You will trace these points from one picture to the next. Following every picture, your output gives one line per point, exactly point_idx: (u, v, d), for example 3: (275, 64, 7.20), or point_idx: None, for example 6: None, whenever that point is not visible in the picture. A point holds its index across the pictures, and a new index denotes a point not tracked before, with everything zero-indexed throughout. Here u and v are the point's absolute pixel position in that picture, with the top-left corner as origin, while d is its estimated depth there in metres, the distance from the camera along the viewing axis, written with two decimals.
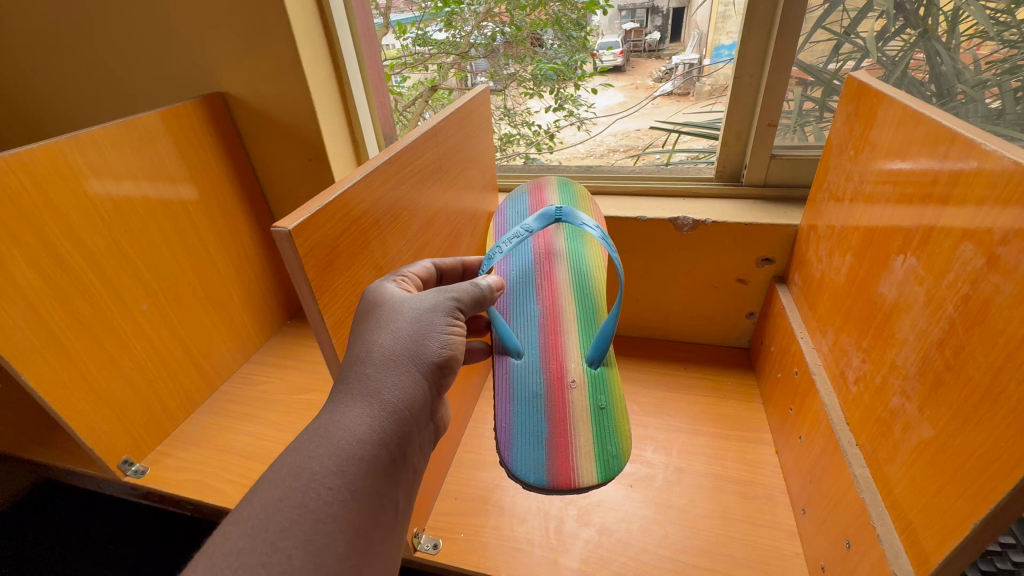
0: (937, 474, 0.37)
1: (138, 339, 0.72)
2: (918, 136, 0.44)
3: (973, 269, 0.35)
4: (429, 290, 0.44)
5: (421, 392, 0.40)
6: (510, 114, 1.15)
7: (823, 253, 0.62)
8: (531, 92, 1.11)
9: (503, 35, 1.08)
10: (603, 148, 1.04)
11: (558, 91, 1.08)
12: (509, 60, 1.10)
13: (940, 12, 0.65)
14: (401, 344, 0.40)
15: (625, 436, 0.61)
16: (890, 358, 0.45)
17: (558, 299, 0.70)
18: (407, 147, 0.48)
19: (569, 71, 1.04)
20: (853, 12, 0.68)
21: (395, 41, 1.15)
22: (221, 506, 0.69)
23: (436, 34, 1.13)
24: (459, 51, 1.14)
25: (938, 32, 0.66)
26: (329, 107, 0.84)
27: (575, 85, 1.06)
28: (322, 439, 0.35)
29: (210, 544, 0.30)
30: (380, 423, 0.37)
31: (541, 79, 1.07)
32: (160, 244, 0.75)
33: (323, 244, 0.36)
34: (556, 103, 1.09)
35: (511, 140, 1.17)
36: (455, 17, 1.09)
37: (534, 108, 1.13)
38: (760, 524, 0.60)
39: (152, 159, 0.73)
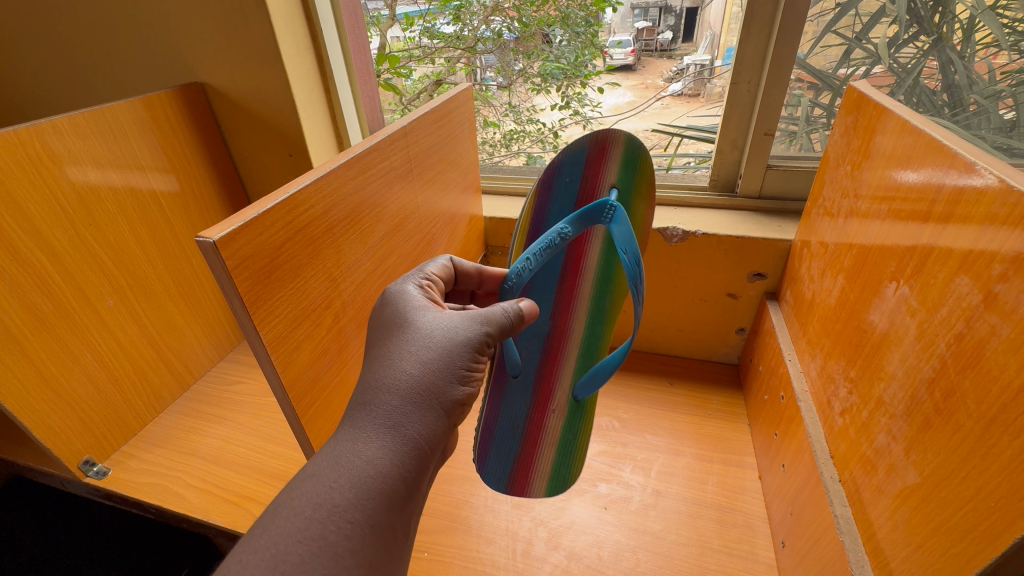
0: (919, 528, 0.34)
1: (103, 337, 0.70)
2: (918, 153, 0.41)
3: (968, 306, 0.32)
4: (458, 316, 0.41)
5: (443, 425, 0.38)
6: (516, 110, 1.12)
7: (815, 272, 0.59)
8: (538, 88, 1.08)
9: (511, 30, 1.05)
10: None
11: (564, 90, 1.05)
12: (518, 55, 1.07)
13: (955, 20, 0.61)
14: (425, 375, 0.37)
15: (578, 461, 0.64)
16: (877, 393, 0.42)
17: (570, 322, 0.62)
18: (370, 148, 0.45)
19: (576, 70, 1.02)
20: (866, 17, 0.64)
21: (401, 34, 1.11)
22: (180, 513, 0.67)
23: (443, 27, 1.08)
24: (465, 45, 1.08)
25: (953, 40, 0.62)
26: (311, 100, 0.81)
27: (581, 83, 1.03)
28: (342, 467, 0.33)
29: (226, 571, 0.28)
30: (401, 455, 0.35)
31: (547, 77, 1.05)
32: (129, 239, 0.73)
33: (260, 255, 0.33)
34: (562, 101, 1.06)
35: (516, 136, 1.13)
36: (463, 11, 1.04)
37: (540, 105, 1.10)
38: (736, 555, 0.57)
39: (123, 149, 0.71)
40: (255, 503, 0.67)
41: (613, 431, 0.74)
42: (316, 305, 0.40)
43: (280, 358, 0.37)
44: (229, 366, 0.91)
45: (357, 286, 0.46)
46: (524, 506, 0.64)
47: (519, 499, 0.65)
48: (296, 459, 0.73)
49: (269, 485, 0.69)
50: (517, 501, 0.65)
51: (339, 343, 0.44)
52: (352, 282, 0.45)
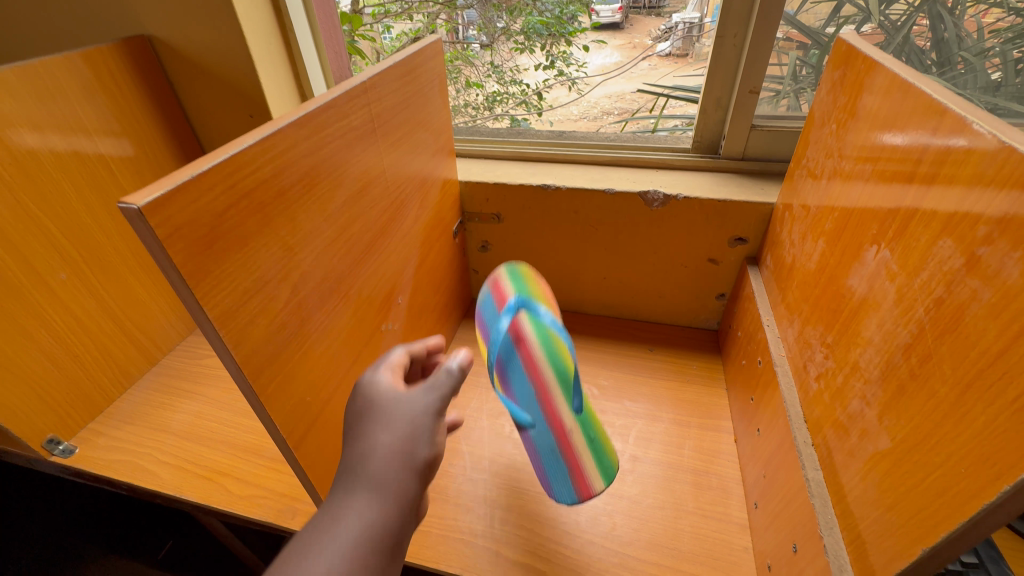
0: (891, 492, 0.34)
1: (57, 312, 0.66)
2: (906, 111, 0.38)
3: (950, 269, 0.31)
4: (413, 387, 0.39)
5: (417, 497, 0.36)
6: (499, 71, 1.07)
7: (796, 236, 0.57)
8: (521, 47, 1.04)
9: None
10: (597, 111, 0.98)
11: (549, 48, 1.02)
12: (500, 11, 1.01)
13: None
14: (394, 455, 0.36)
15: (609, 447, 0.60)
16: (853, 358, 0.41)
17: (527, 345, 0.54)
18: (325, 105, 0.41)
19: (561, 25, 0.99)
20: None
21: None
22: (152, 490, 0.65)
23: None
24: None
25: None
26: (270, 56, 0.75)
27: (566, 42, 1.01)
28: (316, 556, 0.31)
29: None
30: (378, 527, 0.33)
31: (531, 34, 1.01)
32: (79, 209, 0.68)
33: (199, 222, 0.30)
34: (546, 60, 1.03)
35: (499, 98, 1.09)
36: None
37: (524, 66, 1.06)
38: (710, 516, 0.58)
39: (62, 109, 0.65)
40: (229, 478, 0.65)
41: (591, 398, 0.73)
42: (270, 277, 0.37)
43: (231, 333, 0.34)
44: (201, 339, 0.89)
45: (318, 256, 0.43)
46: (502, 474, 0.64)
47: (497, 467, 0.65)
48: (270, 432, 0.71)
49: (242, 459, 0.67)
50: (495, 469, 0.64)
51: (299, 317, 0.41)
52: (311, 252, 0.42)
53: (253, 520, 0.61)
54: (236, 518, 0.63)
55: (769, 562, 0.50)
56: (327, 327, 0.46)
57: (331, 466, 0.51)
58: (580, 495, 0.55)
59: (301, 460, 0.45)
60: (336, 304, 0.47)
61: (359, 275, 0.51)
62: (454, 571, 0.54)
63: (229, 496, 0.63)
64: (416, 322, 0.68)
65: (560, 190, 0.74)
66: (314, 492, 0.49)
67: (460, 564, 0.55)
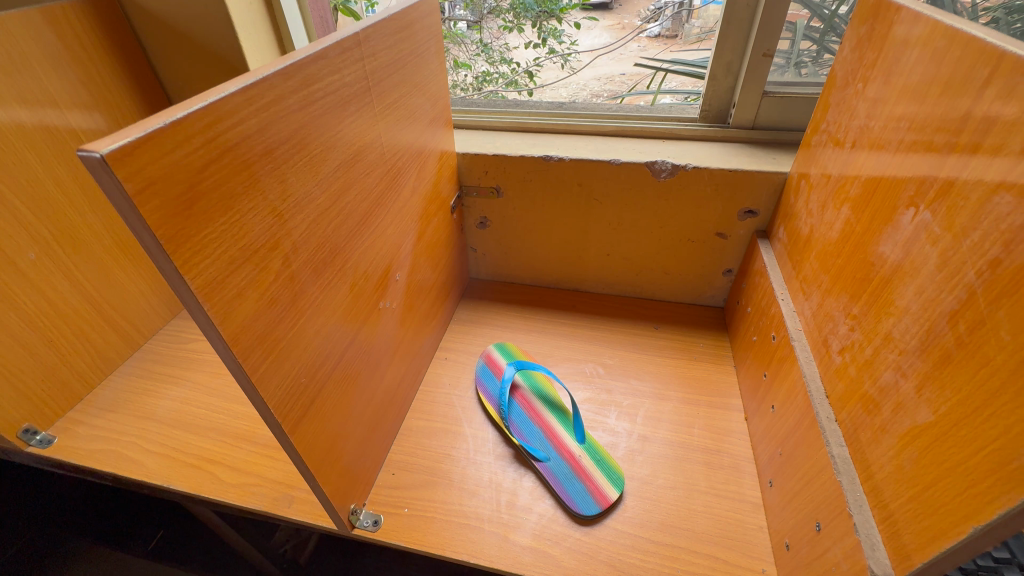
0: (932, 466, 0.32)
1: (28, 294, 0.61)
2: (949, 62, 0.36)
3: (1009, 227, 0.28)
4: None
5: None
6: (487, 49, 0.97)
7: (814, 205, 0.55)
8: (510, 25, 0.94)
9: None
10: (586, 93, 0.94)
11: (540, 25, 0.93)
12: None
13: None
14: None
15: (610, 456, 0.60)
16: (885, 329, 0.39)
17: None
18: (315, 55, 0.37)
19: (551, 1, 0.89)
20: None
21: None
22: (138, 480, 0.62)
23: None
24: None
25: None
26: (250, 18, 0.70)
27: (557, 18, 0.90)
28: None
29: None
30: None
31: (519, 12, 0.92)
32: (48, 182, 0.63)
33: (176, 177, 0.26)
34: (538, 38, 0.94)
35: (488, 79, 0.99)
36: None
37: (512, 44, 0.97)
38: (724, 496, 0.56)
39: (25, 74, 0.59)
40: (219, 466, 0.62)
41: (597, 377, 0.71)
42: (259, 245, 0.34)
43: (216, 307, 0.31)
44: (186, 323, 0.84)
45: (310, 225, 0.39)
46: (507, 456, 0.61)
47: (502, 450, 0.62)
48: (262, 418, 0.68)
49: (233, 446, 0.64)
50: (500, 452, 0.62)
51: (291, 291, 0.38)
52: (303, 220, 0.38)
53: (247, 509, 0.58)
54: (230, 507, 0.60)
55: (787, 542, 0.49)
56: (322, 303, 0.43)
57: (328, 451, 0.48)
58: (598, 504, 0.55)
59: (297, 445, 0.42)
60: (331, 279, 0.43)
61: (355, 247, 0.47)
62: (460, 557, 0.52)
63: (221, 485, 0.60)
64: (414, 301, 0.65)
65: (563, 161, 0.71)
66: (311, 479, 0.46)
67: (466, 551, 0.52)
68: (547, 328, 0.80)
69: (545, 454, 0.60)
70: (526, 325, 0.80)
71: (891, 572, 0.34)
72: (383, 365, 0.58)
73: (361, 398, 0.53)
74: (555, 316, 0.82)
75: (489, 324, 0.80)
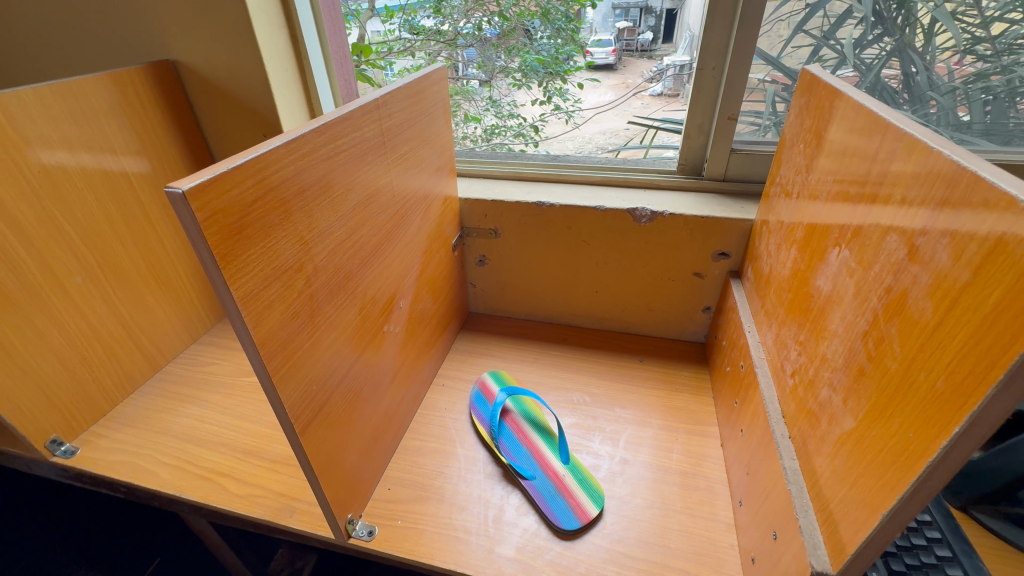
0: (856, 467, 0.37)
1: (70, 315, 0.69)
2: (858, 128, 0.44)
3: (896, 260, 0.35)
4: None
5: None
6: (496, 105, 1.02)
7: (772, 247, 0.62)
8: (519, 83, 0.99)
9: (491, 25, 0.96)
10: (591, 146, 0.99)
11: (546, 85, 0.98)
12: (499, 51, 0.98)
13: (917, 24, 0.66)
14: None
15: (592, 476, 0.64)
16: (822, 351, 0.44)
17: None
18: (341, 117, 0.46)
19: (557, 64, 0.95)
20: (833, 18, 0.68)
21: (381, 27, 1.01)
22: (151, 489, 0.66)
23: (423, 20, 0.99)
24: (445, 40, 1.00)
25: (915, 44, 0.67)
26: (285, 80, 0.82)
27: (562, 79, 0.97)
28: None
29: None
30: None
31: (528, 71, 0.98)
32: (98, 217, 0.72)
33: (231, 209, 0.34)
34: (544, 96, 0.99)
35: (497, 132, 1.05)
36: (444, 3, 0.96)
37: (520, 101, 1.01)
38: (698, 515, 0.60)
39: (91, 125, 0.70)
40: (228, 478, 0.66)
41: (583, 405, 0.75)
42: (287, 266, 0.41)
43: (251, 315, 0.37)
44: (203, 347, 0.90)
45: (329, 253, 0.46)
46: (496, 475, 0.65)
47: (491, 469, 0.66)
48: (270, 435, 0.72)
49: (242, 460, 0.69)
50: (489, 471, 0.66)
51: (310, 308, 0.44)
52: (324, 248, 0.45)
53: (252, 519, 0.62)
54: (235, 518, 0.64)
55: (753, 556, 0.52)
56: (335, 321, 0.49)
57: (331, 459, 0.53)
58: (579, 520, 0.59)
59: (306, 447, 0.47)
60: (344, 301, 0.50)
61: (365, 275, 0.54)
62: (448, 566, 0.55)
63: (229, 495, 0.64)
64: (415, 329, 0.71)
65: (553, 207, 0.79)
66: (316, 482, 0.51)
67: (454, 560, 0.56)
68: (539, 358, 0.85)
69: (532, 473, 0.64)
70: (520, 356, 0.86)
71: (829, 567, 0.38)
72: (384, 385, 0.64)
73: (363, 414, 0.59)
74: (548, 348, 0.88)
75: (485, 355, 0.86)
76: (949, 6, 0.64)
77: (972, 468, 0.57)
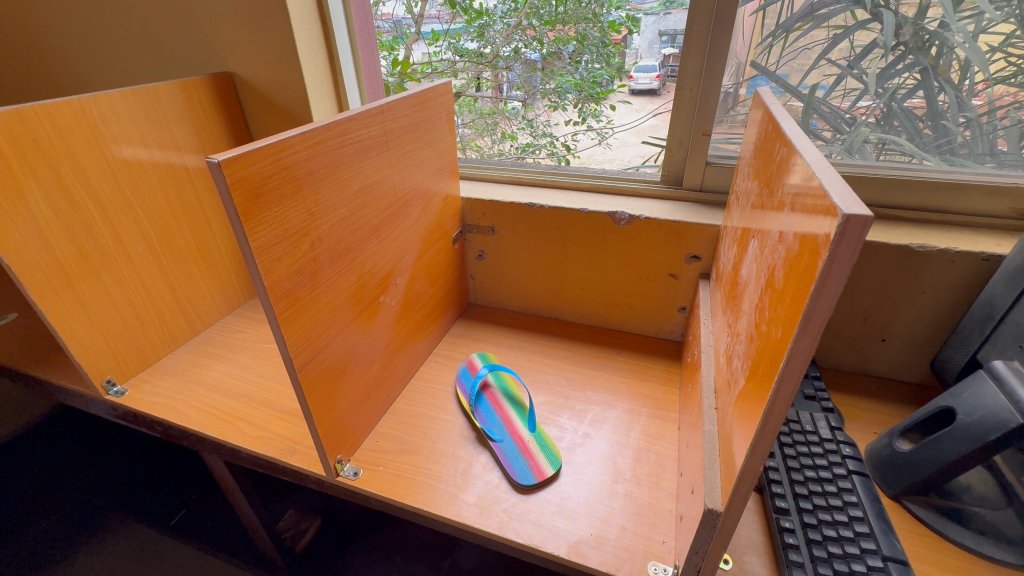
0: (744, 418, 0.44)
1: (130, 276, 0.83)
2: (777, 141, 0.51)
3: (776, 244, 0.43)
4: None
5: None
6: (532, 124, 1.11)
7: (726, 248, 0.69)
8: (555, 105, 1.08)
9: (533, 50, 1.05)
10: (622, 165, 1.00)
11: (582, 106, 1.05)
12: (539, 73, 1.08)
13: (952, 56, 0.70)
14: None
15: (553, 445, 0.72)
16: (738, 329, 0.52)
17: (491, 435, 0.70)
18: (350, 117, 0.57)
19: (590, 87, 1.03)
20: (859, 48, 0.74)
21: (425, 49, 1.13)
22: (181, 427, 0.78)
23: (467, 43, 1.10)
24: (487, 63, 1.11)
25: (951, 74, 0.71)
26: (321, 91, 0.97)
27: (596, 101, 1.04)
28: None
29: None
30: None
31: (563, 93, 1.07)
32: (161, 198, 0.86)
33: (253, 179, 0.45)
34: (578, 116, 1.06)
35: (531, 149, 1.12)
36: (487, 29, 1.06)
37: (556, 121, 1.09)
38: (644, 484, 0.66)
39: (163, 123, 0.85)
40: (244, 422, 0.78)
41: (558, 387, 0.83)
42: (295, 230, 0.52)
43: (263, 262, 0.48)
44: (236, 318, 1.03)
45: (332, 225, 0.57)
46: (471, 437, 0.74)
47: (467, 432, 0.75)
48: (283, 391, 0.84)
49: (257, 409, 0.80)
50: (465, 434, 0.75)
51: (313, 267, 0.55)
52: (327, 221, 0.56)
53: (259, 455, 0.73)
54: (246, 455, 0.75)
55: (683, 515, 0.58)
56: (334, 282, 0.60)
57: (326, 401, 0.63)
58: (535, 477, 0.66)
59: (302, 384, 0.57)
60: (343, 267, 0.61)
61: (364, 249, 0.65)
62: (418, 505, 0.64)
63: (243, 436, 0.75)
64: (412, 306, 0.81)
65: (544, 208, 0.88)
66: (311, 418, 0.61)
67: (423, 501, 0.64)
68: (526, 346, 0.93)
69: (500, 437, 0.72)
70: (509, 343, 0.94)
71: (718, 505, 0.45)
72: (378, 351, 0.74)
73: (356, 370, 0.69)
74: (536, 338, 0.96)
75: (478, 340, 0.95)
76: (994, 40, 0.68)
77: (906, 459, 0.61)
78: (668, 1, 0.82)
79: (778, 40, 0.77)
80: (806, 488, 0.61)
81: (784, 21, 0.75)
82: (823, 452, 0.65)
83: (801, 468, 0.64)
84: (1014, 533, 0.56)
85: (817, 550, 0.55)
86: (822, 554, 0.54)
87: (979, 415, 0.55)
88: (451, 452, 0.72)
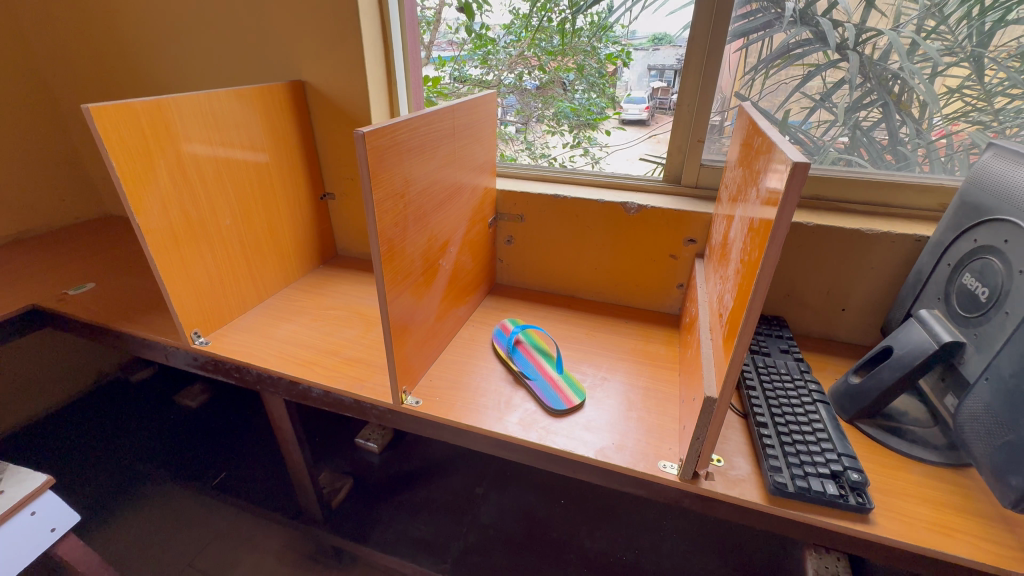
0: (732, 327, 0.61)
1: (218, 244, 0.98)
2: (756, 137, 0.70)
3: (757, 204, 0.61)
4: None
5: None
6: (532, 146, 1.28)
7: (717, 226, 0.87)
8: (553, 129, 1.26)
9: (530, 77, 1.22)
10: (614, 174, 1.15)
11: (577, 131, 1.23)
12: (536, 99, 1.25)
13: (909, 94, 0.91)
14: None
15: (576, 383, 0.88)
16: (726, 273, 0.69)
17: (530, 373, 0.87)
18: (433, 112, 0.75)
19: (588, 114, 1.20)
20: (830, 85, 0.94)
21: (433, 73, 1.28)
22: (262, 369, 0.92)
23: (471, 70, 1.27)
24: (489, 86, 1.28)
25: (913, 110, 0.92)
26: (377, 98, 1.15)
27: (592, 128, 1.21)
28: None
29: None
30: None
31: (561, 119, 1.24)
32: (246, 181, 1.02)
33: (380, 149, 0.62)
34: (574, 140, 1.24)
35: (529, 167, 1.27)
36: (491, 56, 1.23)
37: (553, 144, 1.27)
38: (653, 411, 0.82)
39: (253, 119, 1.01)
40: (316, 365, 0.92)
41: (578, 345, 0.99)
42: (396, 192, 0.68)
43: (378, 212, 0.65)
44: (292, 290, 1.18)
45: (417, 194, 0.74)
46: (509, 378, 0.90)
47: (505, 375, 0.91)
48: (345, 344, 0.98)
49: (326, 357, 0.94)
50: (504, 376, 0.90)
51: (404, 223, 0.72)
52: (415, 190, 0.73)
53: (333, 389, 0.87)
54: (320, 391, 0.89)
55: (686, 425, 0.74)
56: (414, 240, 0.76)
57: (400, 337, 0.78)
58: (566, 404, 0.82)
59: (389, 316, 0.73)
60: (420, 229, 0.77)
61: (433, 217, 0.81)
62: (472, 423, 0.79)
63: (318, 375, 0.89)
64: (458, 275, 0.97)
65: (566, 199, 1.06)
66: (389, 347, 0.76)
67: (476, 421, 0.79)
68: (548, 316, 1.10)
69: (533, 376, 0.88)
70: (533, 313, 1.10)
71: (714, 393, 0.62)
72: (434, 307, 0.90)
73: (420, 317, 0.84)
74: (556, 310, 1.12)
75: (506, 311, 1.11)
76: (953, 83, 0.88)
77: (857, 389, 0.78)
78: (657, 40, 1.02)
79: (759, 74, 0.97)
80: (781, 411, 0.77)
81: (765, 57, 0.95)
82: (794, 387, 0.82)
83: (777, 398, 0.80)
84: (938, 442, 0.74)
85: (789, 448, 0.71)
86: (792, 451, 0.70)
87: (909, 348, 0.73)
88: (494, 389, 0.87)
